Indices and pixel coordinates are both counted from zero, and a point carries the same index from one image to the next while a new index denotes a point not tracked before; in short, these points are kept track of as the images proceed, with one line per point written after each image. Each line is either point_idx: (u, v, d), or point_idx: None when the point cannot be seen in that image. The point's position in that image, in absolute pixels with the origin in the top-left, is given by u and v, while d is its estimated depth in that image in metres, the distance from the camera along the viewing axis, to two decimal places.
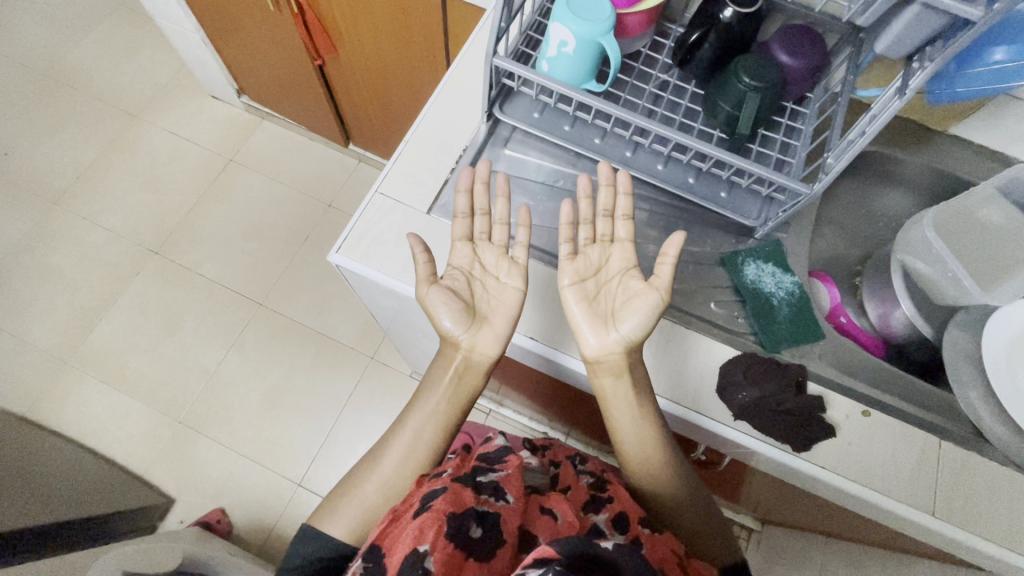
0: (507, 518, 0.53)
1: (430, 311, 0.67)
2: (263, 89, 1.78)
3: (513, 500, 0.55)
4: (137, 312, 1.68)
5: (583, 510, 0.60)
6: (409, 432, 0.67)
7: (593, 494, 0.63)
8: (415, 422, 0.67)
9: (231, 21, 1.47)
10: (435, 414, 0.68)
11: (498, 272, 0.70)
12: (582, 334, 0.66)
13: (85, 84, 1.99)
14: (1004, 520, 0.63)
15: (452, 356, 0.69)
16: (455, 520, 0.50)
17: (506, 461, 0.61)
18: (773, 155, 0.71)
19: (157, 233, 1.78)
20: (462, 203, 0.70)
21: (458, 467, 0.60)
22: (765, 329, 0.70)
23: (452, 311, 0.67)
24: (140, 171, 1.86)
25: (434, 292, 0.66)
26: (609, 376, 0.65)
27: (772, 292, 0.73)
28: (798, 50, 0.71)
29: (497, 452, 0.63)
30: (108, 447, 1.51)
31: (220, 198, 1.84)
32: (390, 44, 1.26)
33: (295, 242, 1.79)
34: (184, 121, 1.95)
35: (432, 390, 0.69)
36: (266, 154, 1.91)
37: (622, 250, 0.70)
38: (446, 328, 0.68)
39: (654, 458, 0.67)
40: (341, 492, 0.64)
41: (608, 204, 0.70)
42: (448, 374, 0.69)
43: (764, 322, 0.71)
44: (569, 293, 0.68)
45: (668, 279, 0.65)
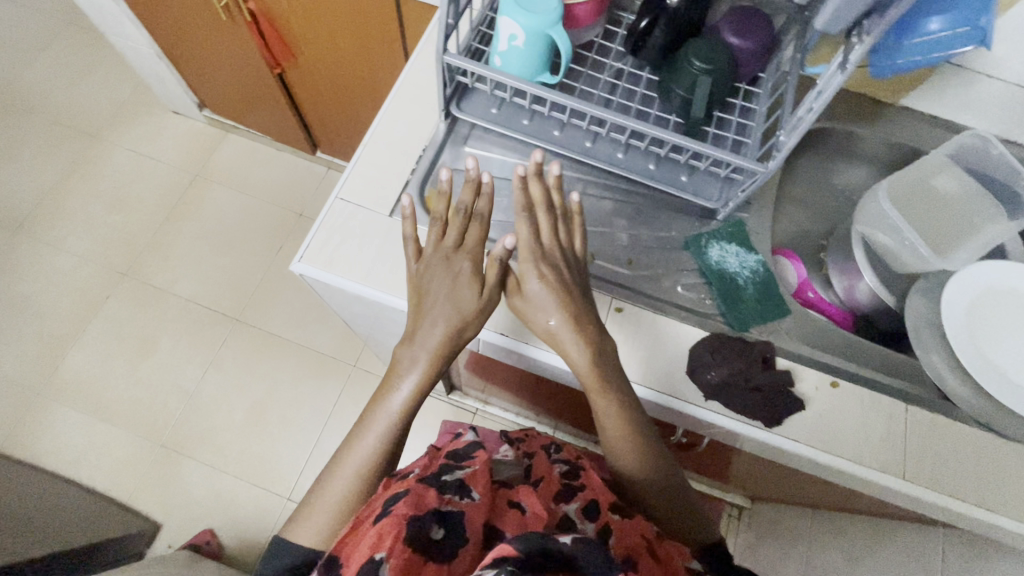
0: (471, 515, 0.53)
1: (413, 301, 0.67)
2: (224, 101, 1.75)
3: (478, 497, 0.55)
4: (109, 336, 1.64)
5: (555, 500, 0.61)
6: (382, 435, 0.66)
7: (565, 483, 0.63)
8: (387, 424, 0.67)
9: (185, 33, 1.44)
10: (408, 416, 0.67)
11: None
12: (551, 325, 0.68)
13: (40, 106, 1.93)
14: (972, 478, 0.64)
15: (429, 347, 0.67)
16: (415, 523, 0.50)
17: (474, 458, 0.61)
18: (729, 137, 0.72)
19: (125, 254, 1.74)
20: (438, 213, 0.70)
21: (425, 467, 0.61)
22: (732, 309, 0.71)
23: (431, 299, 0.67)
24: (103, 193, 1.82)
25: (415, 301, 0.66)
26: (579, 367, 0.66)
27: (736, 272, 0.74)
28: (746, 31, 0.71)
29: (465, 449, 0.64)
30: (88, 476, 1.48)
31: (189, 215, 1.80)
32: (348, 48, 1.25)
33: (268, 254, 1.77)
34: (145, 138, 1.91)
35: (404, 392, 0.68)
36: (233, 167, 1.88)
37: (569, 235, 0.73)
38: (421, 323, 0.67)
39: (627, 446, 0.67)
40: (314, 498, 0.64)
41: (539, 200, 0.71)
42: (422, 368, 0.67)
43: (730, 302, 0.72)
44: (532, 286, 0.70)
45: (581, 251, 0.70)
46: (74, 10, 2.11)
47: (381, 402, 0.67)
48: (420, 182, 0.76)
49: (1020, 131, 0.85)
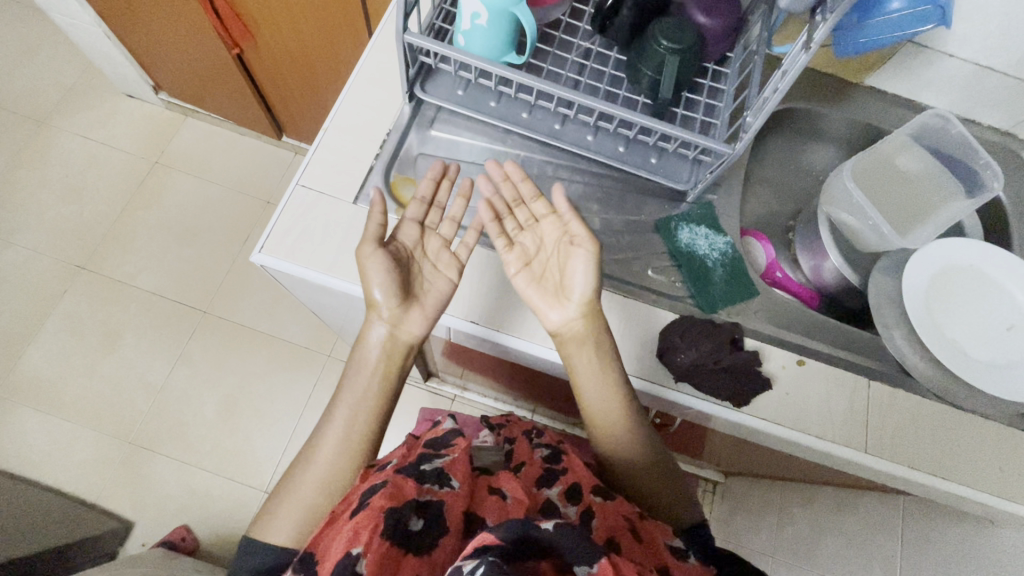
0: (451, 504, 0.53)
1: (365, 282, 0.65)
2: (182, 84, 1.67)
3: (458, 485, 0.55)
4: (68, 332, 1.57)
5: (537, 484, 0.62)
6: (342, 424, 0.65)
7: (547, 467, 0.65)
8: (346, 409, 0.66)
9: (135, 12, 1.36)
10: (360, 398, 0.67)
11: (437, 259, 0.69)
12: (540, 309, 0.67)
13: None
14: (929, 448, 0.67)
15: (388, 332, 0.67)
16: (393, 515, 0.50)
17: (453, 446, 0.62)
18: (697, 119, 0.71)
19: (82, 247, 1.66)
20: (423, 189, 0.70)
21: (404, 455, 0.60)
22: (701, 292, 0.72)
23: (387, 286, 0.65)
24: (54, 182, 1.72)
25: (376, 256, 0.64)
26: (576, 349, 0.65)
27: (706, 255, 0.74)
28: (713, 10, 0.71)
29: (445, 437, 0.63)
30: (53, 477, 1.43)
31: (149, 204, 1.73)
32: (308, 26, 1.19)
33: (235, 243, 1.71)
34: (98, 124, 1.81)
35: (355, 372, 0.68)
36: (194, 153, 1.81)
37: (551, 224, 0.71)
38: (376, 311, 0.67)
39: (609, 424, 0.67)
40: (288, 490, 0.62)
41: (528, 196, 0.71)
42: (377, 362, 0.68)
43: (700, 286, 0.72)
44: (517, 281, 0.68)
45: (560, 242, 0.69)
46: None
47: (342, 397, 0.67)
48: (386, 168, 0.73)
49: (977, 109, 0.86)
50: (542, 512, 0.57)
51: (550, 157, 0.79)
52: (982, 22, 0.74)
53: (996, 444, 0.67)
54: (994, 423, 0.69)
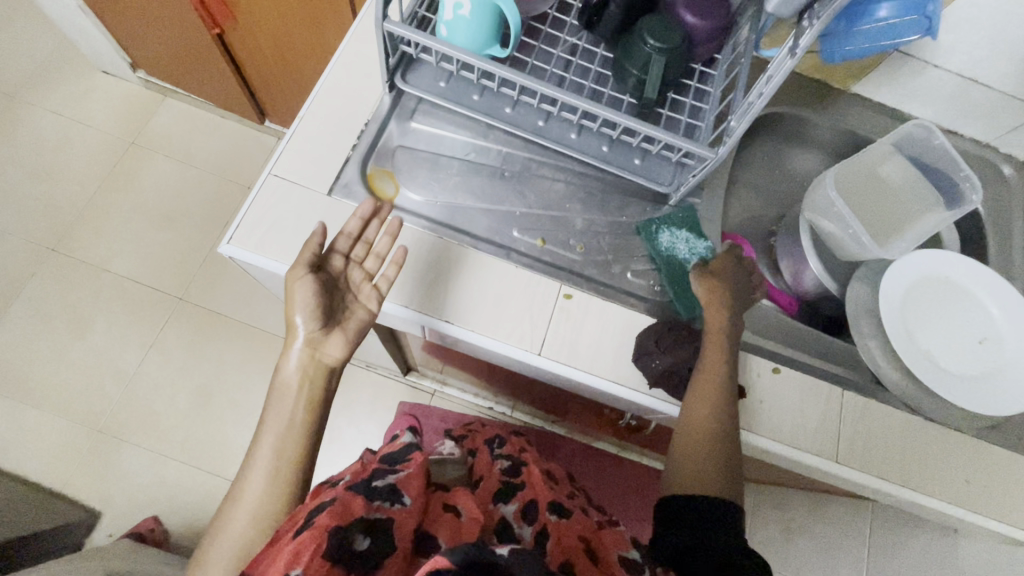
0: (400, 522, 0.53)
1: (291, 302, 0.64)
2: (161, 63, 1.62)
3: (410, 501, 0.55)
4: (36, 316, 1.52)
5: (493, 501, 0.62)
6: (269, 452, 0.64)
7: (505, 481, 0.66)
8: (273, 432, 0.65)
9: None
10: (287, 425, 0.65)
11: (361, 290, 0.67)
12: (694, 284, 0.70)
13: None
14: (899, 459, 0.67)
15: (304, 355, 0.66)
16: (337, 534, 0.49)
17: (409, 462, 0.62)
18: (681, 120, 0.70)
19: (53, 228, 1.60)
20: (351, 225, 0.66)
21: (360, 475, 0.61)
22: (680, 294, 0.71)
23: (309, 314, 0.64)
24: (24, 160, 1.66)
25: (302, 281, 0.63)
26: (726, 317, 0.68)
27: (685, 258, 0.74)
28: (701, 10, 0.69)
29: (399, 457, 0.65)
30: (17, 465, 1.39)
31: (125, 186, 1.68)
32: (291, 8, 1.16)
33: (214, 229, 1.67)
34: (72, 101, 1.75)
35: (280, 399, 0.66)
36: (173, 135, 1.75)
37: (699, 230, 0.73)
38: (296, 333, 0.66)
39: (710, 399, 0.63)
40: (234, 506, 0.62)
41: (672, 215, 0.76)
42: (297, 387, 0.66)
43: (679, 288, 0.71)
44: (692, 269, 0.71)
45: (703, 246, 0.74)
46: None
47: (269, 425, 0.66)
48: (363, 159, 0.71)
49: (959, 120, 0.87)
50: (497, 532, 0.57)
51: (535, 154, 0.77)
52: (967, 33, 0.74)
53: (963, 455, 0.68)
54: (963, 435, 0.69)
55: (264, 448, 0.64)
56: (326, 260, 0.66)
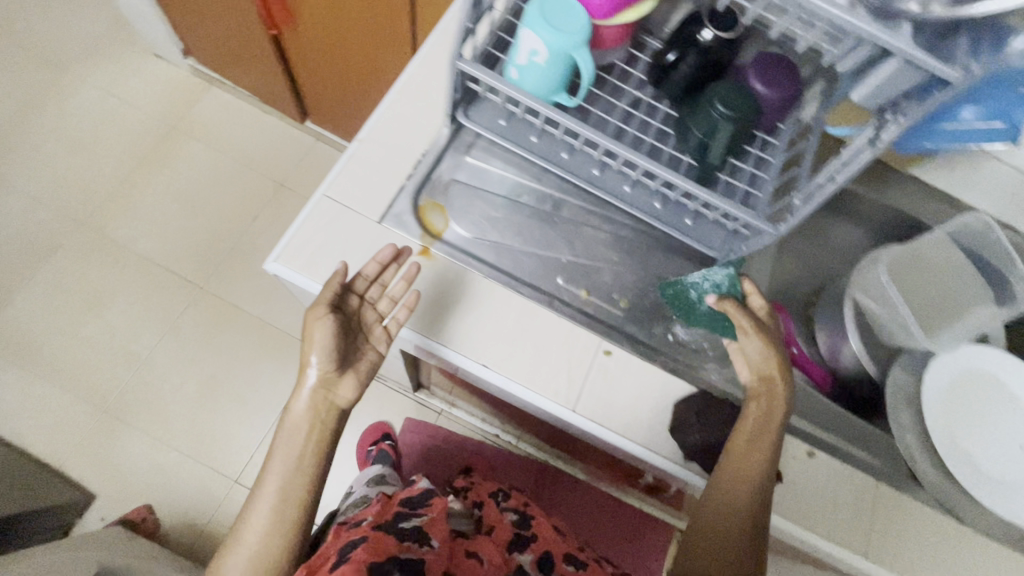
0: (431, 563, 0.57)
1: (307, 341, 0.64)
2: (212, 53, 1.64)
3: (438, 545, 0.59)
4: (57, 289, 1.52)
5: (509, 550, 0.66)
6: (275, 494, 0.63)
7: (517, 532, 0.69)
8: (280, 473, 0.64)
9: None
10: (293, 466, 0.65)
11: (375, 332, 0.68)
12: (737, 370, 0.66)
13: (6, 28, 1.77)
14: (932, 563, 0.64)
15: (316, 395, 0.66)
16: (376, 569, 0.52)
17: (429, 505, 0.66)
18: (741, 188, 0.69)
19: (85, 203, 1.61)
20: (371, 268, 0.66)
21: (381, 517, 0.64)
22: (680, 326, 0.71)
23: (325, 355, 0.64)
24: (66, 132, 1.68)
25: (320, 323, 0.63)
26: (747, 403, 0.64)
27: (695, 286, 0.71)
28: (774, 81, 0.69)
29: (418, 497, 0.69)
30: (19, 436, 1.39)
31: (160, 168, 1.69)
32: (351, 18, 1.17)
33: (241, 222, 1.68)
34: (120, 79, 1.77)
35: (287, 442, 0.66)
36: (213, 124, 1.77)
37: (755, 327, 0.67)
38: (307, 372, 0.66)
39: (751, 466, 0.60)
40: (239, 539, 0.63)
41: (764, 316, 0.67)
42: (306, 426, 0.66)
43: (682, 318, 0.71)
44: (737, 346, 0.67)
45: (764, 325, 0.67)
46: None
47: (271, 469, 0.65)
48: (416, 190, 0.71)
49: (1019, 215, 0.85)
50: None
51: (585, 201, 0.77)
52: None
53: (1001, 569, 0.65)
54: (1003, 546, 0.66)
55: (271, 486, 0.64)
56: (344, 300, 0.66)
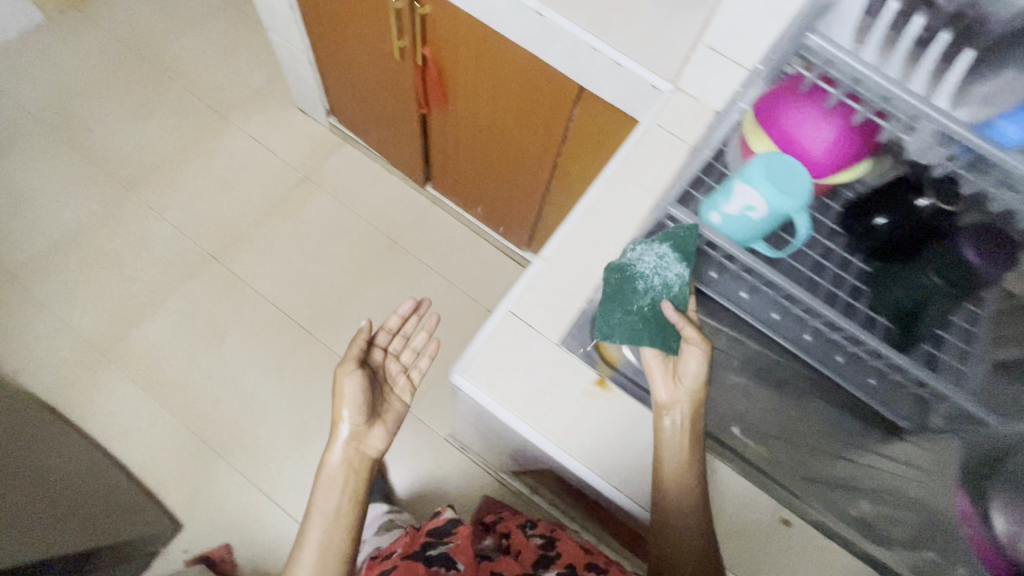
0: None
1: (337, 397, 0.90)
2: (355, 117, 1.77)
3: (461, 566, 0.86)
4: (183, 316, 1.63)
5: (534, 565, 0.90)
6: (319, 533, 0.84)
7: (542, 554, 0.92)
8: (320, 514, 0.85)
9: (347, 54, 1.47)
10: (333, 508, 0.86)
11: (403, 390, 1.00)
12: (653, 384, 0.67)
13: (180, 73, 1.99)
14: None
15: (348, 446, 0.90)
16: None
17: (456, 534, 0.94)
18: (947, 362, 0.65)
19: (220, 239, 1.75)
20: (394, 322, 1.00)
21: (412, 547, 0.93)
22: (610, 312, 0.66)
23: (350, 409, 0.90)
24: (215, 173, 1.85)
25: (348, 381, 0.90)
26: (671, 422, 0.67)
27: (643, 278, 0.65)
28: (993, 253, 0.62)
29: (442, 526, 0.97)
30: (126, 455, 1.46)
31: (289, 214, 1.81)
32: (506, 114, 1.24)
33: (354, 274, 1.77)
34: (268, 129, 1.94)
35: (327, 490, 0.87)
36: (342, 178, 1.89)
37: (693, 354, 0.67)
38: (342, 426, 0.90)
39: (688, 499, 0.67)
40: (300, 555, 0.84)
41: (694, 337, 0.66)
42: (342, 475, 0.88)
43: (618, 307, 0.66)
44: (693, 354, 0.67)
45: (699, 338, 0.66)
46: None
47: (316, 510, 0.86)
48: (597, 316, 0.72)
49: None
50: None
51: (742, 337, 0.78)
52: None
53: None
54: None
55: (315, 519, 0.85)
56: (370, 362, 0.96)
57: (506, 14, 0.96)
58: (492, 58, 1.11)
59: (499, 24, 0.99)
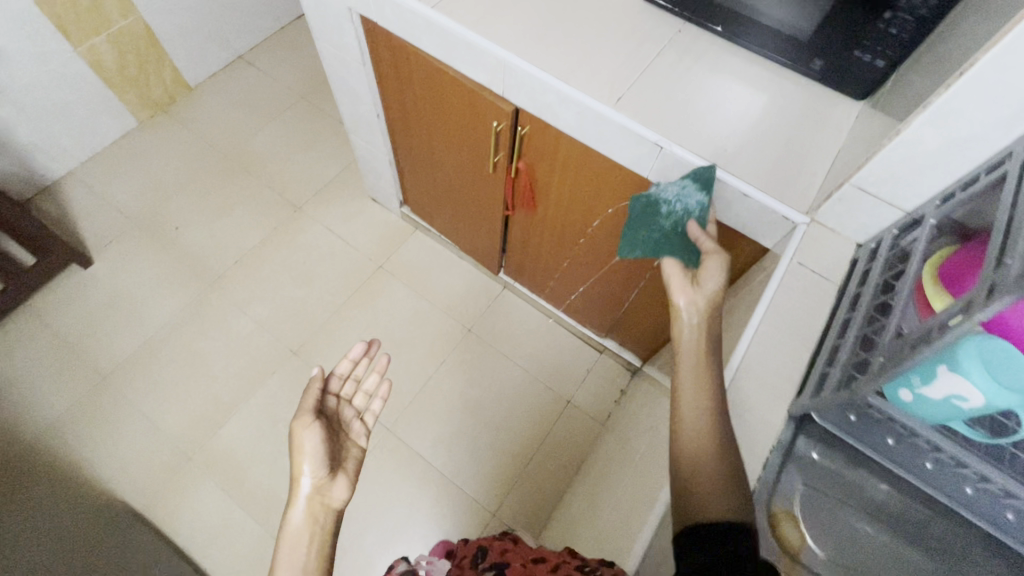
0: None
1: (296, 451, 0.89)
2: (430, 209, 1.80)
3: None
4: (266, 415, 1.64)
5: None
6: None
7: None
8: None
9: (431, 159, 1.50)
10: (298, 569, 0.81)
11: (358, 432, 1.02)
12: (674, 289, 0.84)
13: (259, 168, 2.08)
14: None
15: (313, 500, 0.87)
16: None
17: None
18: None
19: (300, 333, 1.77)
20: (343, 369, 1.04)
21: None
22: (636, 231, 0.95)
23: (312, 459, 0.89)
24: (293, 265, 1.89)
25: (307, 433, 0.90)
26: (685, 323, 0.81)
27: (669, 203, 0.90)
28: None
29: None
30: (214, 565, 1.44)
31: (365, 305, 1.83)
32: (601, 221, 1.23)
33: (430, 365, 1.76)
34: (342, 219, 1.99)
35: (292, 549, 0.83)
36: (414, 266, 1.91)
37: (716, 261, 0.82)
38: (302, 483, 0.88)
39: None
40: None
41: (711, 246, 0.84)
42: (307, 532, 0.85)
43: (640, 225, 0.94)
44: (714, 260, 0.82)
45: (712, 244, 0.83)
46: (307, 83, 2.29)
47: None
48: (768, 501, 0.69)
49: None
50: None
51: (902, 495, 0.70)
52: None
53: None
54: None
55: None
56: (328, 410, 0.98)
57: (620, 140, 0.96)
58: (594, 173, 1.11)
59: (611, 149, 0.99)
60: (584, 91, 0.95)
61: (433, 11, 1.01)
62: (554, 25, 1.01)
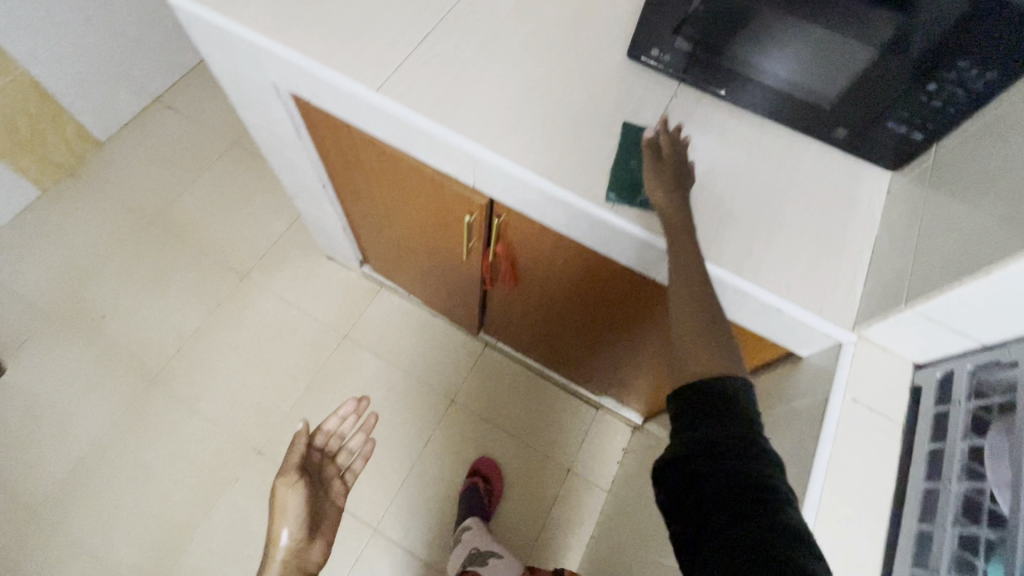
0: None
1: (275, 512, 0.88)
2: (395, 272, 1.61)
3: None
4: (233, 530, 1.45)
5: None
6: None
7: None
8: None
9: (391, 232, 1.30)
10: None
11: (340, 487, 1.00)
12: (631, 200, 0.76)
13: (192, 232, 1.83)
14: None
15: (289, 565, 0.85)
16: None
17: None
18: None
19: (261, 426, 1.57)
20: (332, 424, 1.02)
21: None
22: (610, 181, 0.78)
23: (291, 521, 0.87)
24: (245, 346, 1.67)
25: (286, 490, 0.89)
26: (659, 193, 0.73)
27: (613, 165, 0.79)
28: None
29: None
30: None
31: (333, 383, 1.64)
32: (598, 306, 1.07)
33: (414, 444, 1.59)
34: (295, 283, 1.77)
35: None
36: (383, 330, 1.72)
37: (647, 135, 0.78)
38: (279, 547, 0.85)
39: None
40: None
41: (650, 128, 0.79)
42: None
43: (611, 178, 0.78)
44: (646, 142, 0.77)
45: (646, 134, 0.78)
46: (237, 125, 2.02)
47: None
48: None
49: None
50: None
51: None
52: None
53: None
54: None
55: None
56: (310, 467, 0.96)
57: (620, 244, 0.80)
58: (587, 265, 0.95)
59: (610, 250, 0.83)
60: (572, 189, 0.78)
61: (377, 94, 0.82)
62: (528, 102, 0.84)
